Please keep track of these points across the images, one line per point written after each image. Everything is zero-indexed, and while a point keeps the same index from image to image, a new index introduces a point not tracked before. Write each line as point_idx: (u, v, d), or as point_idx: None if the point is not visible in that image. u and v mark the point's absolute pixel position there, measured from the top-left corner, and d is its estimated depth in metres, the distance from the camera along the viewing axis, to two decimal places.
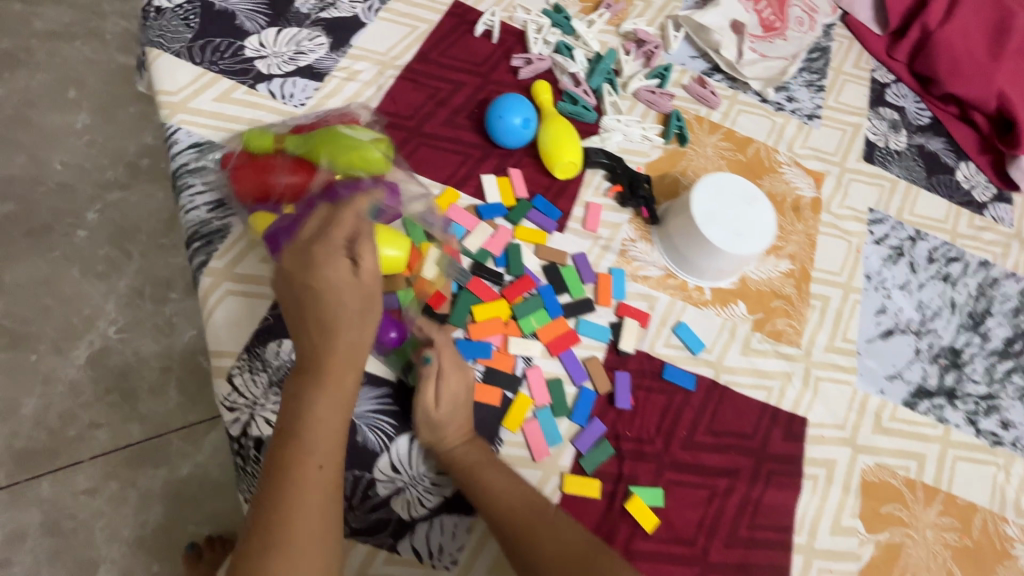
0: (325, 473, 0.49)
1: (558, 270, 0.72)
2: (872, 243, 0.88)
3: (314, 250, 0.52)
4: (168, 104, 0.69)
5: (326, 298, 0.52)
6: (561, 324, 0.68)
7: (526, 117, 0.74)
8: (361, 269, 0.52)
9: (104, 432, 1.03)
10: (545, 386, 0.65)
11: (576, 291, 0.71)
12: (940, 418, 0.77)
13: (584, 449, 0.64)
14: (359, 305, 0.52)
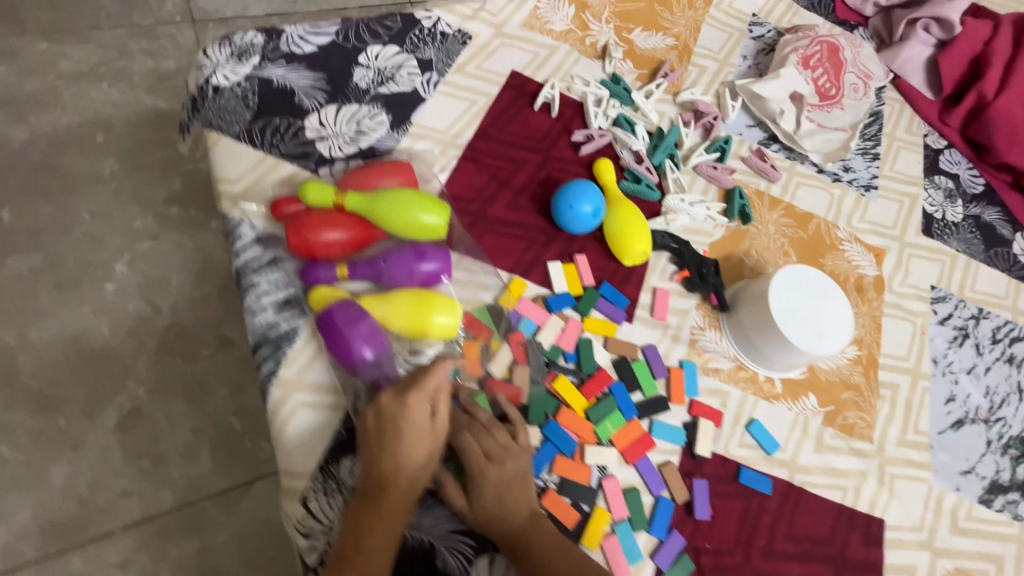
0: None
1: (631, 366, 0.69)
2: (936, 324, 0.86)
3: (403, 393, 0.54)
4: (230, 193, 0.67)
5: (405, 439, 0.53)
6: (635, 428, 0.66)
7: (595, 206, 0.72)
8: (439, 419, 0.55)
9: (135, 501, 0.99)
10: (622, 497, 0.63)
11: (648, 388, 0.69)
12: (1017, 516, 0.75)
13: (665, 566, 0.61)
14: (430, 449, 0.54)
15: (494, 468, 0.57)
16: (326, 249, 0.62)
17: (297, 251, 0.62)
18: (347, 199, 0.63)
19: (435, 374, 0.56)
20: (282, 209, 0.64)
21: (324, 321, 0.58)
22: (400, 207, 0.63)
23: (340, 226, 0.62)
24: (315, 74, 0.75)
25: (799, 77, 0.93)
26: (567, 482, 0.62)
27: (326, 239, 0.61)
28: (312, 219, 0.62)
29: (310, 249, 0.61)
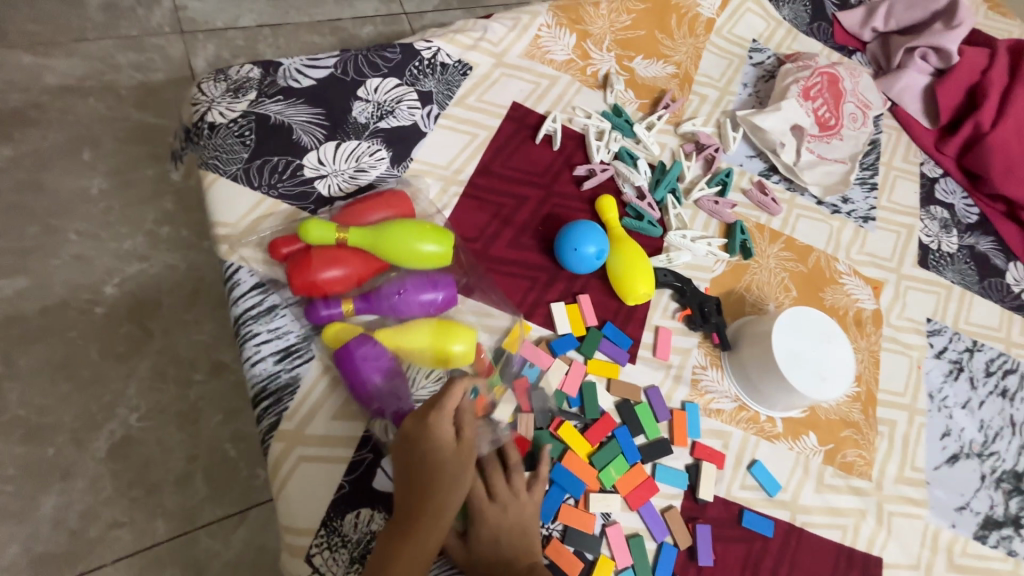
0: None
1: (634, 409, 0.69)
2: (932, 357, 0.87)
3: (422, 418, 0.54)
4: (227, 238, 0.65)
5: (429, 463, 0.53)
6: (639, 472, 0.66)
7: (599, 247, 0.71)
8: (463, 441, 0.55)
9: (128, 532, 0.97)
10: (625, 545, 0.63)
11: (651, 432, 0.69)
12: (1010, 551, 0.76)
13: None
14: (456, 470, 0.53)
15: (494, 508, 0.58)
16: (333, 288, 0.61)
17: (303, 292, 0.61)
18: (348, 235, 0.62)
19: (453, 395, 0.55)
20: (280, 249, 0.62)
21: (342, 359, 0.57)
22: (404, 240, 0.62)
23: (344, 264, 0.61)
24: (313, 110, 0.74)
25: (799, 109, 0.93)
26: (572, 530, 0.62)
27: (332, 278, 0.60)
28: (314, 259, 0.60)
29: (315, 290, 0.60)
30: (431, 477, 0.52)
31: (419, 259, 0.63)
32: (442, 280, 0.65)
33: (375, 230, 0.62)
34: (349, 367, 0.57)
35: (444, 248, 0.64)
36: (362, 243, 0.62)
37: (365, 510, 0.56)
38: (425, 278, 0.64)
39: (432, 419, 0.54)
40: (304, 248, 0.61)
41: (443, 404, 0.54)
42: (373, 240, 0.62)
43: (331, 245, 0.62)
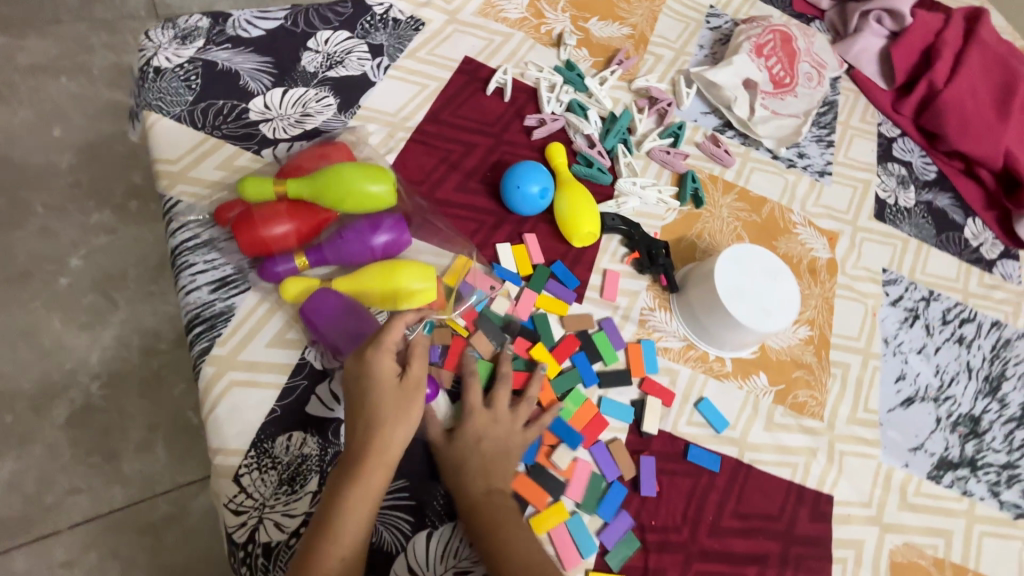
0: (347, 565, 0.49)
1: (591, 337, 0.70)
2: (888, 305, 0.87)
3: (365, 353, 0.54)
4: (167, 174, 0.66)
5: (372, 399, 0.52)
6: (590, 405, 0.67)
7: (543, 186, 0.72)
8: (408, 378, 0.54)
9: (85, 498, 0.96)
10: (582, 480, 0.63)
11: (610, 359, 0.70)
12: (966, 491, 0.75)
13: (610, 545, 0.61)
14: (397, 404, 0.52)
15: (485, 415, 0.60)
16: (280, 241, 0.60)
17: (253, 253, 0.61)
18: (286, 186, 0.62)
19: (392, 331, 0.54)
20: (224, 216, 0.62)
21: (308, 312, 0.58)
22: (338, 180, 0.61)
23: (287, 215, 0.61)
24: (262, 58, 0.75)
25: (750, 64, 0.94)
26: (533, 466, 0.62)
27: (274, 230, 0.60)
28: (255, 215, 0.60)
29: (263, 247, 0.60)
30: (375, 416, 0.52)
31: (358, 200, 0.62)
32: (386, 220, 0.63)
33: (311, 177, 0.62)
34: (308, 317, 0.59)
35: (383, 184, 0.63)
36: (300, 192, 0.62)
37: (297, 434, 0.56)
38: (369, 221, 0.63)
39: (371, 354, 0.53)
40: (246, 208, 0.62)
41: (382, 341, 0.54)
42: (311, 187, 0.62)
43: (271, 199, 0.62)
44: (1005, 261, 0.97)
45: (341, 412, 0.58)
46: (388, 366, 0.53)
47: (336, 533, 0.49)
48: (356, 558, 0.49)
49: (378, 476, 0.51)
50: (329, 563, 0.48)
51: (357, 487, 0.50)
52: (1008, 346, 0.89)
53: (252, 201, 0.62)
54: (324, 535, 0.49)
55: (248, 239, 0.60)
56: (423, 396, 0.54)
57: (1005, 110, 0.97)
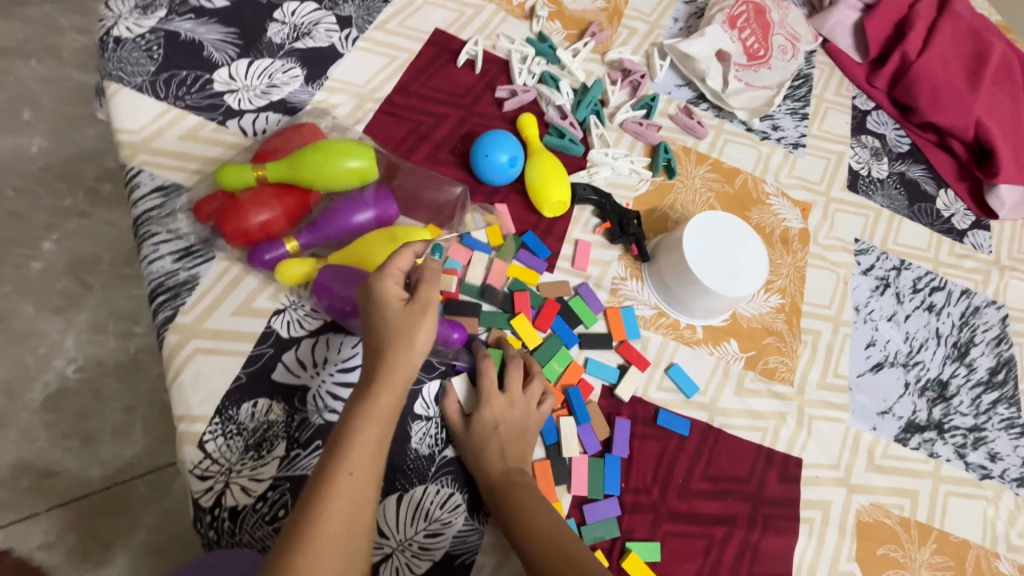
0: (356, 483, 0.46)
1: (568, 304, 0.71)
2: (859, 274, 0.88)
3: (370, 281, 0.53)
4: (129, 144, 0.67)
5: (377, 325, 0.51)
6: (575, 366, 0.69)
7: (512, 154, 0.72)
8: (415, 301, 0.52)
9: (62, 481, 0.93)
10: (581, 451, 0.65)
11: (589, 320, 0.71)
12: (932, 453, 0.77)
13: (591, 517, 0.62)
14: (401, 326, 0.51)
15: (501, 401, 0.61)
16: (275, 224, 0.61)
17: (246, 242, 0.61)
18: (265, 171, 0.62)
19: (398, 259, 0.53)
20: (203, 210, 0.62)
21: (319, 286, 0.59)
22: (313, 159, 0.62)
23: (276, 198, 0.61)
24: (226, 29, 0.76)
25: (723, 35, 0.94)
26: (552, 448, 0.64)
27: (265, 214, 0.60)
28: (239, 204, 0.60)
29: (263, 232, 0.61)
30: (382, 341, 0.50)
31: (345, 176, 0.63)
32: (369, 195, 0.65)
33: (290, 159, 0.62)
34: (321, 289, 0.59)
35: (365, 158, 0.64)
36: (282, 175, 0.62)
37: (262, 401, 0.57)
38: (356, 195, 0.64)
39: (375, 280, 0.52)
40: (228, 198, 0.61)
41: (385, 269, 0.53)
42: (292, 168, 0.62)
43: (252, 186, 0.62)
44: (977, 232, 0.96)
45: (307, 379, 0.59)
46: (394, 292, 0.52)
47: (346, 451, 0.47)
48: (367, 479, 0.47)
49: (387, 399, 0.49)
50: (339, 479, 0.45)
51: (366, 408, 0.48)
52: (978, 313, 0.89)
53: (232, 191, 0.62)
54: (336, 453, 0.47)
55: (240, 228, 0.60)
56: (431, 320, 0.52)
57: (975, 80, 0.97)
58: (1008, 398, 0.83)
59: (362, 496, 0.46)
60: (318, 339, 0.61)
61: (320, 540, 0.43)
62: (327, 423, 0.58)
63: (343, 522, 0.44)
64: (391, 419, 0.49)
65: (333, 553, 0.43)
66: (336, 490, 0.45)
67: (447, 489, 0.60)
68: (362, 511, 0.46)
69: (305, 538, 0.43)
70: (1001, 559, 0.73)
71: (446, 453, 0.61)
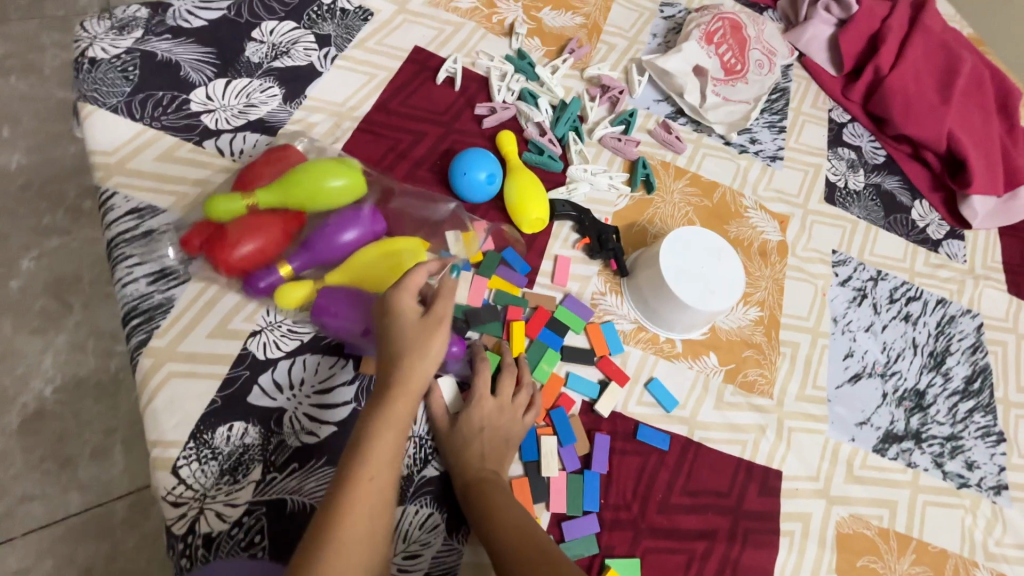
0: (378, 487, 0.46)
1: (553, 314, 0.72)
2: (837, 285, 0.89)
3: (384, 295, 0.53)
4: (103, 166, 0.67)
5: (392, 335, 0.51)
6: (556, 380, 0.69)
7: (490, 172, 0.73)
8: (429, 314, 0.53)
9: (40, 505, 0.91)
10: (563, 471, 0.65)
11: (575, 330, 0.72)
12: (910, 463, 0.78)
13: (571, 535, 0.62)
14: (419, 338, 0.51)
15: (492, 403, 0.62)
16: (270, 246, 0.61)
17: (245, 269, 0.60)
18: (253, 198, 0.62)
19: (415, 274, 0.54)
20: (192, 243, 0.61)
21: (320, 309, 0.60)
22: (302, 180, 0.62)
23: (268, 222, 0.61)
24: (204, 49, 0.76)
25: (700, 51, 0.96)
26: (532, 465, 0.64)
27: (258, 240, 0.60)
28: (231, 232, 0.60)
29: (259, 258, 0.60)
30: (397, 350, 0.51)
31: (335, 193, 0.63)
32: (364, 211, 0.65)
33: (277, 184, 0.62)
34: (321, 313, 0.60)
35: (352, 174, 0.65)
36: (272, 199, 0.62)
37: (238, 425, 0.57)
38: (349, 211, 0.64)
39: (391, 293, 0.53)
40: (217, 228, 0.61)
41: (401, 282, 0.53)
42: (281, 192, 0.62)
43: (243, 214, 0.61)
44: (951, 241, 0.98)
45: (283, 401, 0.59)
46: (409, 303, 0.52)
47: (366, 456, 0.47)
48: (387, 483, 0.47)
49: (403, 406, 0.49)
50: (361, 483, 0.45)
51: (384, 413, 0.49)
52: (954, 322, 0.91)
53: (222, 221, 0.61)
54: (356, 458, 0.47)
55: (237, 256, 0.59)
56: (445, 332, 0.53)
57: (946, 93, 0.99)
58: (983, 406, 0.85)
59: (383, 499, 0.46)
60: (295, 360, 0.61)
61: (346, 543, 0.43)
62: (304, 446, 0.57)
63: (367, 525, 0.44)
64: (407, 424, 0.50)
65: (359, 555, 0.43)
66: (359, 494, 0.45)
67: (426, 509, 0.60)
68: (382, 515, 0.46)
69: (332, 542, 0.43)
70: (980, 568, 0.74)
71: (425, 473, 0.61)
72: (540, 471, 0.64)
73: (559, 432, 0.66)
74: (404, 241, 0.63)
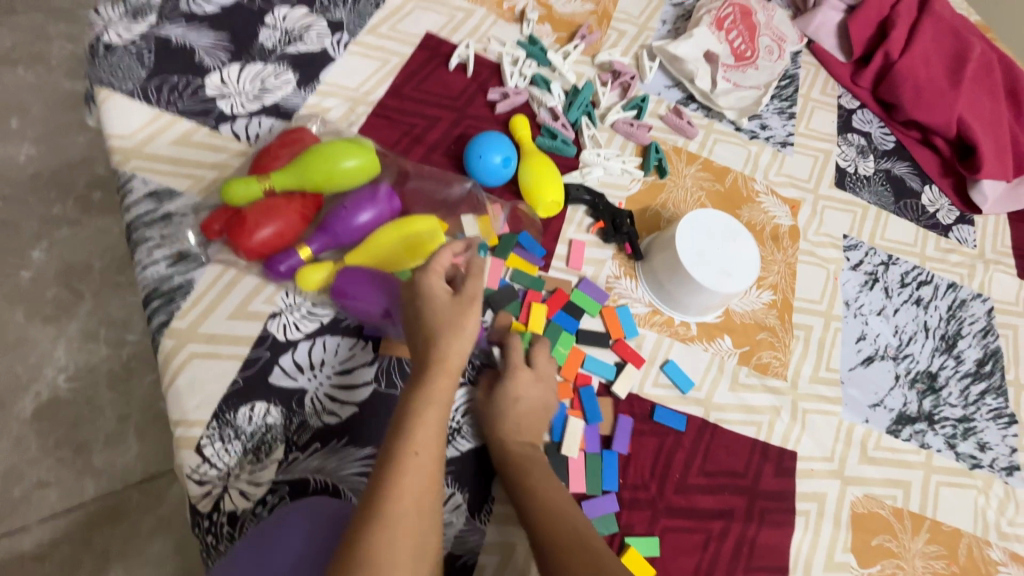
0: (424, 462, 0.45)
1: (571, 298, 0.72)
2: (849, 269, 0.89)
3: (414, 277, 0.54)
4: (120, 150, 0.67)
5: (425, 315, 0.51)
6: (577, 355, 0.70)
7: (505, 155, 0.73)
8: (461, 294, 0.52)
9: (55, 491, 0.91)
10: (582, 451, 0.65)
11: (591, 312, 0.73)
12: (923, 444, 0.78)
13: (591, 514, 0.62)
14: (452, 316, 0.51)
15: (528, 374, 0.63)
16: (289, 229, 0.61)
17: (265, 253, 0.61)
18: (270, 181, 0.62)
19: (441, 256, 0.54)
20: (212, 227, 0.61)
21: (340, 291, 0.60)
22: (317, 162, 0.62)
23: (287, 205, 0.61)
24: (217, 34, 0.76)
25: (711, 37, 0.95)
26: (551, 446, 0.64)
27: (277, 223, 0.60)
28: (250, 216, 0.60)
29: (279, 241, 0.61)
30: (433, 329, 0.50)
31: (351, 173, 0.63)
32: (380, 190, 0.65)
33: (292, 166, 0.62)
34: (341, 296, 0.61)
35: (365, 154, 0.64)
36: (288, 182, 0.62)
37: (260, 405, 0.57)
38: (365, 192, 0.64)
39: (422, 276, 0.53)
40: (237, 213, 0.61)
41: (429, 265, 0.53)
42: (297, 174, 0.62)
43: (260, 198, 0.62)
44: (961, 226, 0.98)
45: (304, 382, 0.59)
46: (439, 285, 0.52)
47: (410, 433, 0.46)
48: (432, 460, 0.46)
49: (443, 384, 0.49)
50: (405, 459, 0.44)
51: (424, 391, 0.48)
52: (965, 306, 0.91)
53: (240, 206, 0.62)
54: (400, 435, 0.46)
55: (257, 240, 0.60)
56: (478, 311, 0.52)
57: (956, 78, 0.99)
58: (995, 389, 0.85)
59: (428, 476, 0.45)
60: (315, 341, 0.62)
61: (394, 517, 0.42)
62: (326, 426, 0.58)
63: (412, 500, 0.43)
64: (448, 403, 0.49)
65: (406, 531, 0.43)
66: (404, 470, 0.44)
67: (448, 489, 0.60)
68: (428, 491, 0.45)
69: (378, 516, 0.42)
70: (993, 547, 0.74)
71: (445, 453, 0.61)
72: (559, 451, 0.64)
73: (586, 413, 0.67)
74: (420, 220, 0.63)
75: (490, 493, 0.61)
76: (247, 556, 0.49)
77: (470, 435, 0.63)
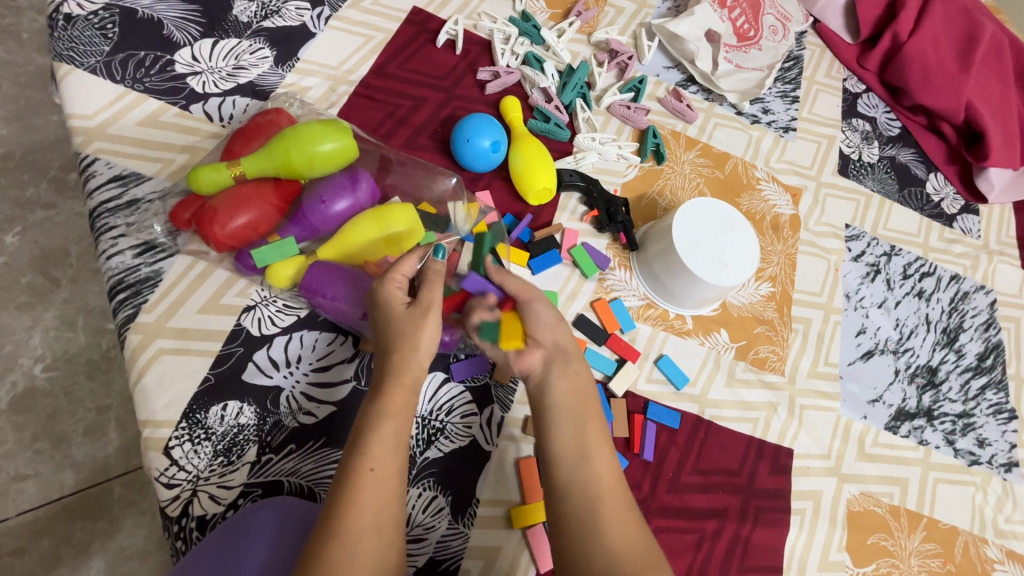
0: (381, 478, 0.44)
1: (572, 255, 0.72)
2: (850, 260, 0.86)
3: (373, 288, 0.52)
4: (83, 130, 0.63)
5: (383, 327, 0.51)
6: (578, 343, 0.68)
7: (495, 140, 0.69)
8: (416, 303, 0.51)
9: (33, 485, 0.87)
10: None
11: (587, 270, 0.71)
12: (922, 440, 0.76)
13: None
14: (406, 330, 0.49)
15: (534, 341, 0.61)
16: (265, 220, 0.57)
17: (237, 244, 0.57)
18: (241, 167, 0.58)
19: (401, 264, 0.52)
20: (180, 217, 0.58)
21: (307, 286, 0.57)
22: (297, 147, 0.57)
23: (262, 195, 0.57)
24: (188, 7, 0.72)
25: (713, 14, 0.91)
26: None
27: (252, 214, 0.57)
28: (221, 206, 0.56)
29: (252, 232, 0.57)
30: (390, 345, 0.49)
31: (329, 158, 0.59)
32: (360, 176, 0.61)
33: (265, 151, 0.58)
34: (308, 290, 0.58)
35: (343, 137, 0.60)
36: (261, 168, 0.58)
37: (231, 404, 0.55)
38: (342, 179, 0.60)
39: (377, 287, 0.52)
40: (205, 203, 0.57)
41: (387, 275, 0.52)
42: (271, 159, 0.58)
43: (231, 185, 0.58)
44: (966, 216, 0.95)
45: (280, 379, 0.58)
46: (396, 295, 0.51)
47: (368, 448, 0.45)
48: (391, 474, 0.45)
49: (405, 399, 0.48)
50: (360, 474, 0.43)
51: (379, 408, 0.47)
52: (967, 298, 0.88)
53: (210, 194, 0.58)
54: (357, 451, 0.45)
55: (230, 231, 0.56)
56: (434, 320, 0.50)
57: (966, 61, 0.95)
58: (996, 383, 0.83)
59: (388, 490, 0.44)
60: (292, 336, 0.60)
61: (352, 533, 0.41)
62: (302, 426, 0.56)
63: (371, 515, 0.42)
64: (409, 415, 0.48)
65: (368, 548, 0.41)
66: (362, 486, 0.43)
67: (430, 492, 0.58)
68: (388, 505, 0.44)
69: (338, 532, 0.41)
70: (989, 545, 0.73)
71: (427, 455, 0.59)
72: None
73: None
74: (399, 209, 0.59)
75: (475, 495, 0.59)
76: (212, 558, 0.47)
77: (454, 435, 0.61)
